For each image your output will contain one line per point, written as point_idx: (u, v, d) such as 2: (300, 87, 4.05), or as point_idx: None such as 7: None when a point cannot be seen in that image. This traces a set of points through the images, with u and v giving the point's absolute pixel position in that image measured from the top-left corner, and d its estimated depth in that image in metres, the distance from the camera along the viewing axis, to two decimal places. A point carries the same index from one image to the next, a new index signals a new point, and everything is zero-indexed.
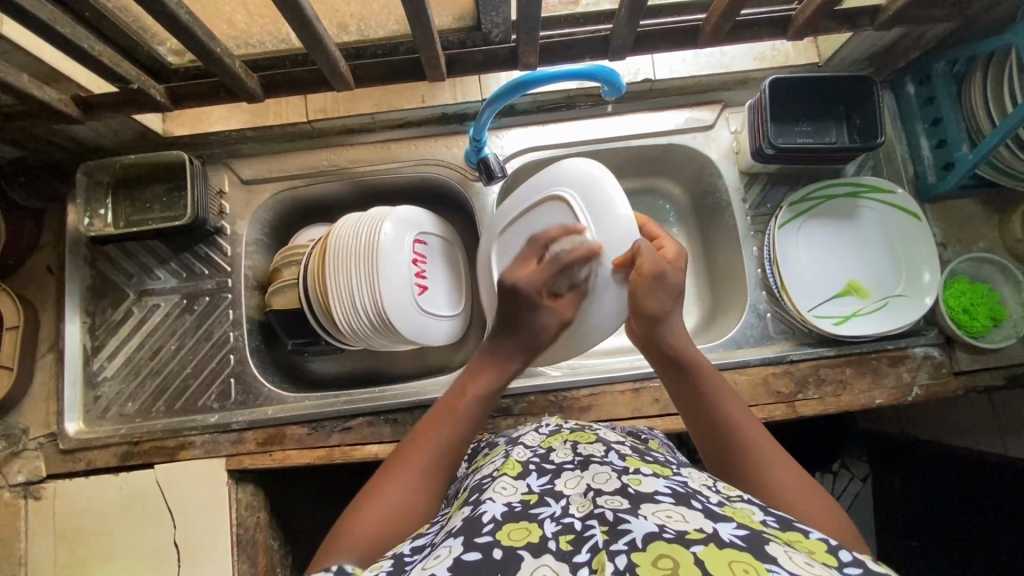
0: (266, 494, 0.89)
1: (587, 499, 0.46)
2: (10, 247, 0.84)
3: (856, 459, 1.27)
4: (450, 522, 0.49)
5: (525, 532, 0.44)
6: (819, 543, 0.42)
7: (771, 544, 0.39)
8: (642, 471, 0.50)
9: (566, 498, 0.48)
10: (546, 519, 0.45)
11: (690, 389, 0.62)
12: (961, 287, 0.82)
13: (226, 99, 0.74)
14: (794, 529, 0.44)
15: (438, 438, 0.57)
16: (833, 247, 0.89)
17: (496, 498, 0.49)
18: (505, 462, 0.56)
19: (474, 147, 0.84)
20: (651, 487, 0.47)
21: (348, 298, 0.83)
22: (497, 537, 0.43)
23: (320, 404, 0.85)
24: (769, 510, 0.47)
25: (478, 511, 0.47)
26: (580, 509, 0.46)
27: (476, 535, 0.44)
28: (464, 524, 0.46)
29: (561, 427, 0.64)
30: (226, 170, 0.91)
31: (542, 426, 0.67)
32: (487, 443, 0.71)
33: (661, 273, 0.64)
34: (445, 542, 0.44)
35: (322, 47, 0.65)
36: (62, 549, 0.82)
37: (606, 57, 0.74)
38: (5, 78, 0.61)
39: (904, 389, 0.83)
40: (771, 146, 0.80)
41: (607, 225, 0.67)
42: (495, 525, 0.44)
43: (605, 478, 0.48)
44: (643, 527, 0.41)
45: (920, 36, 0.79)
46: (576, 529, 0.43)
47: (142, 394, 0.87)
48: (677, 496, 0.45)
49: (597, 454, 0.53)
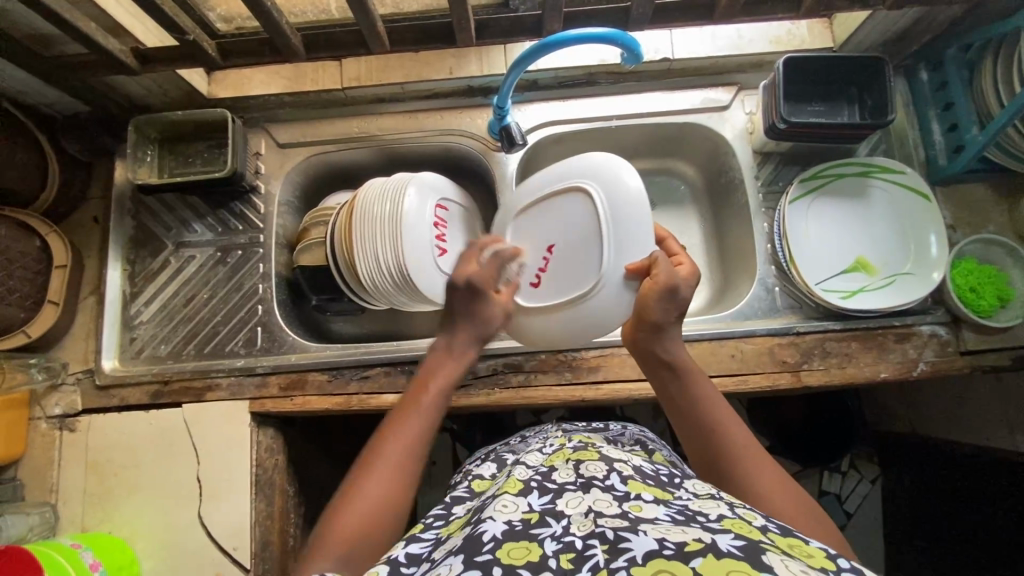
0: (286, 440, 0.93)
1: (587, 519, 0.50)
2: (62, 196, 0.91)
3: (866, 460, 1.27)
4: (450, 540, 0.52)
5: (524, 552, 0.46)
6: (819, 549, 0.44)
7: (768, 554, 0.42)
8: (642, 496, 0.53)
9: (567, 518, 0.51)
10: (545, 539, 0.48)
11: (679, 396, 0.66)
12: (967, 267, 0.84)
13: (272, 58, 0.80)
14: (794, 536, 0.46)
15: (405, 432, 0.62)
16: (842, 225, 0.91)
17: (496, 516, 0.51)
18: (506, 481, 0.60)
19: (497, 116, 0.88)
20: (652, 513, 0.49)
21: (371, 254, 0.87)
22: (497, 555, 0.46)
23: (340, 353, 0.89)
24: (771, 517, 0.50)
25: (480, 529, 0.50)
26: (580, 528, 0.49)
27: (476, 553, 0.46)
28: (465, 542, 0.48)
29: (564, 449, 0.69)
30: (264, 134, 0.97)
31: (546, 448, 0.72)
32: (496, 459, 0.78)
33: (673, 285, 0.67)
34: (446, 560, 0.47)
35: (362, 6, 0.71)
36: (92, 479, 0.86)
37: (627, 28, 0.78)
38: (76, 23, 0.68)
39: (910, 364, 0.84)
40: (784, 121, 0.83)
41: (626, 222, 0.69)
42: (495, 544, 0.47)
43: (606, 503, 0.52)
44: (644, 545, 0.44)
45: (932, 20, 0.82)
46: (577, 547, 0.46)
47: (174, 338, 0.92)
48: (677, 519, 0.48)
49: (598, 476, 0.58)
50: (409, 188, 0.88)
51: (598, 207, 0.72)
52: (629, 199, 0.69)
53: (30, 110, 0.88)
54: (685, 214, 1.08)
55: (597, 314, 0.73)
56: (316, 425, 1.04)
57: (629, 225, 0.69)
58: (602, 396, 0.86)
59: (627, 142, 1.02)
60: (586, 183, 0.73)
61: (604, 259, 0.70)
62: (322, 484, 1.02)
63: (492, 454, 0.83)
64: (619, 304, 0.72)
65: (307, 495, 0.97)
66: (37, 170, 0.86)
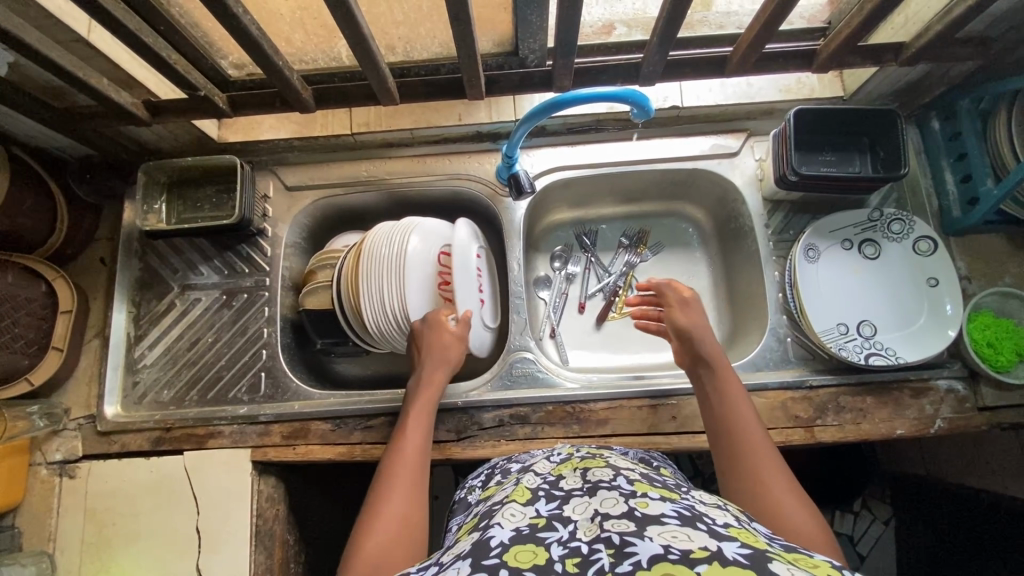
0: (287, 488, 0.92)
1: (594, 523, 0.48)
2: (71, 239, 0.91)
3: (878, 501, 1.23)
4: (459, 546, 0.51)
5: (531, 554, 0.45)
6: (825, 562, 0.42)
7: (774, 562, 0.40)
8: (649, 494, 0.51)
9: (574, 523, 0.49)
10: (552, 543, 0.46)
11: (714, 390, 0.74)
12: (985, 320, 0.82)
13: (281, 109, 0.81)
14: (799, 551, 0.44)
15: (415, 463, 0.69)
16: (844, 315, 0.87)
17: (504, 523, 0.50)
18: (515, 488, 0.59)
19: (505, 164, 0.89)
20: (658, 510, 0.48)
21: (380, 302, 0.86)
22: (503, 559, 0.44)
23: (344, 401, 0.88)
24: (775, 537, 0.48)
25: (487, 535, 0.49)
26: (586, 533, 0.47)
27: (483, 557, 0.45)
28: (472, 548, 0.47)
29: (572, 455, 0.67)
30: (273, 177, 0.97)
31: (554, 454, 0.71)
32: (500, 468, 0.76)
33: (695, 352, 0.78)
34: (455, 564, 0.46)
35: (373, 63, 0.72)
36: (90, 527, 0.85)
37: (638, 82, 0.80)
38: (88, 81, 0.68)
39: (926, 421, 0.82)
40: (795, 173, 0.83)
41: (868, 279, 0.88)
42: (502, 549, 0.46)
43: (612, 503, 0.50)
44: (649, 549, 0.42)
45: (945, 73, 0.82)
46: (583, 552, 0.44)
47: (177, 383, 0.92)
48: (683, 517, 0.46)
49: (605, 479, 0.55)
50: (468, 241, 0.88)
51: (867, 262, 0.89)
52: (866, 269, 0.89)
53: (42, 155, 0.88)
54: (694, 257, 1.07)
55: (841, 275, 0.89)
56: (317, 468, 1.02)
57: (870, 286, 0.88)
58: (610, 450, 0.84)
59: (635, 186, 1.02)
60: (866, 249, 0.89)
61: (866, 269, 0.89)
62: (324, 529, 1.01)
63: (496, 467, 0.79)
64: (852, 268, 0.89)
65: (308, 542, 0.95)
66: (47, 215, 0.85)
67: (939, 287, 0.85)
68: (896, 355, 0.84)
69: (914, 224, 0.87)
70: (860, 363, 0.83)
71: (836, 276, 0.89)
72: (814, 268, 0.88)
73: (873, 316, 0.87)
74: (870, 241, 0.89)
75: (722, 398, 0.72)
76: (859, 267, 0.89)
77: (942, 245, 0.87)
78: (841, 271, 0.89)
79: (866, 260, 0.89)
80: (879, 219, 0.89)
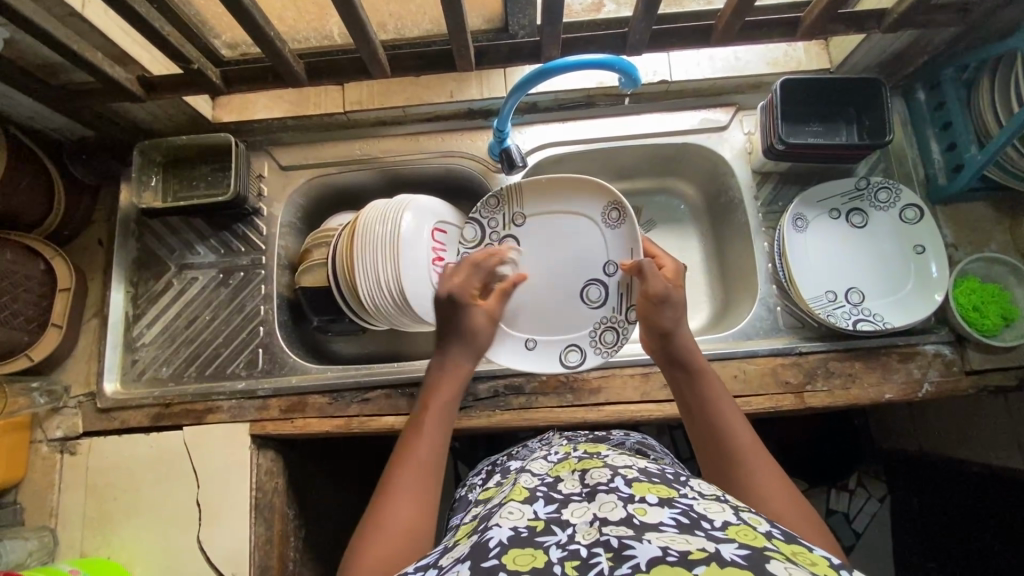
0: (286, 463, 0.93)
1: (593, 527, 0.48)
2: (68, 219, 0.92)
3: (872, 477, 1.23)
4: (456, 548, 0.50)
5: (529, 557, 0.45)
6: (823, 558, 0.42)
7: (773, 562, 0.40)
8: (648, 498, 0.51)
9: (572, 526, 0.49)
10: (551, 546, 0.46)
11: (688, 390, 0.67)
12: (972, 285, 0.83)
13: (274, 84, 0.82)
14: (798, 543, 0.44)
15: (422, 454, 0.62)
16: (833, 284, 0.88)
17: (503, 524, 0.50)
18: (512, 489, 0.60)
19: (497, 139, 0.90)
20: (657, 516, 0.47)
21: (374, 277, 0.86)
22: (501, 561, 0.44)
23: (341, 375, 0.89)
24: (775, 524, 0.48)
25: (486, 537, 0.49)
26: (585, 536, 0.47)
27: (482, 560, 0.45)
28: (471, 550, 0.47)
29: (570, 455, 0.68)
30: (267, 157, 0.98)
31: (552, 453, 0.71)
32: (500, 466, 0.77)
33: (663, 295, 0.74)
34: (454, 567, 0.45)
35: (364, 36, 0.73)
36: (91, 502, 0.86)
37: (624, 52, 0.81)
38: (82, 53, 0.69)
39: (915, 385, 0.84)
40: (782, 142, 0.84)
41: (856, 248, 0.90)
42: (501, 551, 0.46)
43: (611, 507, 0.50)
44: (648, 552, 0.42)
45: (929, 41, 0.83)
46: (582, 555, 0.44)
47: (176, 360, 0.93)
48: (682, 525, 0.46)
49: (603, 482, 0.55)
50: (596, 205, 0.87)
51: (855, 231, 0.90)
52: (855, 240, 0.90)
53: (38, 135, 0.89)
54: (685, 232, 1.08)
55: (829, 245, 0.90)
56: (315, 446, 1.03)
57: (858, 255, 0.89)
58: (604, 417, 0.85)
59: (627, 162, 1.03)
60: (854, 219, 0.91)
61: (855, 239, 0.90)
62: (322, 506, 1.01)
63: (495, 464, 0.80)
64: (841, 238, 0.90)
65: (306, 518, 0.96)
66: (45, 194, 0.86)
67: (925, 253, 0.87)
68: (884, 321, 0.85)
69: (900, 193, 0.89)
70: (848, 328, 0.84)
71: (825, 245, 0.90)
72: (802, 237, 0.90)
73: (861, 284, 0.88)
74: (858, 211, 0.91)
75: (706, 405, 0.64)
76: (847, 237, 0.90)
77: (928, 213, 0.88)
78: (829, 241, 0.90)
79: (854, 230, 0.90)
80: (868, 188, 0.90)
